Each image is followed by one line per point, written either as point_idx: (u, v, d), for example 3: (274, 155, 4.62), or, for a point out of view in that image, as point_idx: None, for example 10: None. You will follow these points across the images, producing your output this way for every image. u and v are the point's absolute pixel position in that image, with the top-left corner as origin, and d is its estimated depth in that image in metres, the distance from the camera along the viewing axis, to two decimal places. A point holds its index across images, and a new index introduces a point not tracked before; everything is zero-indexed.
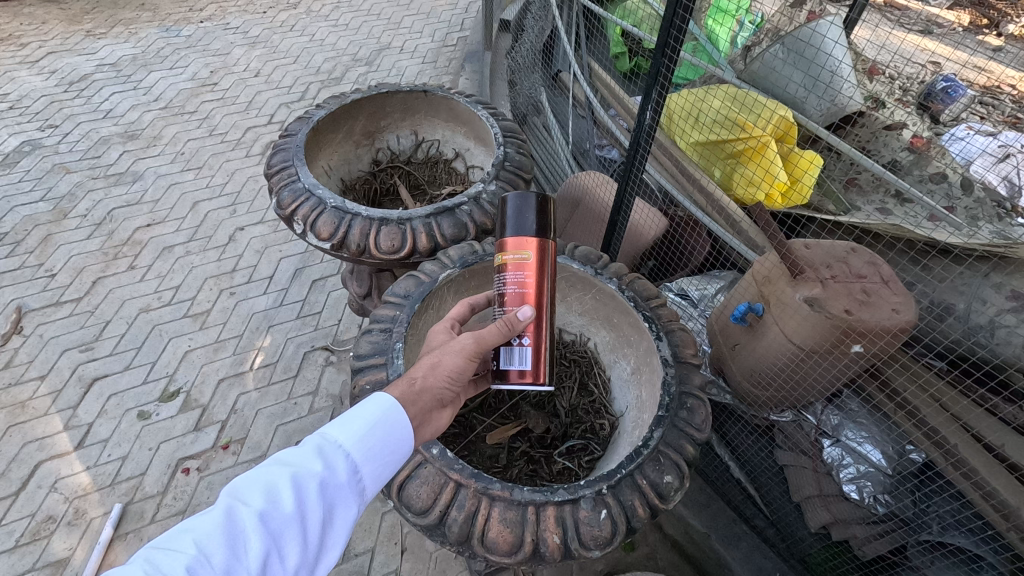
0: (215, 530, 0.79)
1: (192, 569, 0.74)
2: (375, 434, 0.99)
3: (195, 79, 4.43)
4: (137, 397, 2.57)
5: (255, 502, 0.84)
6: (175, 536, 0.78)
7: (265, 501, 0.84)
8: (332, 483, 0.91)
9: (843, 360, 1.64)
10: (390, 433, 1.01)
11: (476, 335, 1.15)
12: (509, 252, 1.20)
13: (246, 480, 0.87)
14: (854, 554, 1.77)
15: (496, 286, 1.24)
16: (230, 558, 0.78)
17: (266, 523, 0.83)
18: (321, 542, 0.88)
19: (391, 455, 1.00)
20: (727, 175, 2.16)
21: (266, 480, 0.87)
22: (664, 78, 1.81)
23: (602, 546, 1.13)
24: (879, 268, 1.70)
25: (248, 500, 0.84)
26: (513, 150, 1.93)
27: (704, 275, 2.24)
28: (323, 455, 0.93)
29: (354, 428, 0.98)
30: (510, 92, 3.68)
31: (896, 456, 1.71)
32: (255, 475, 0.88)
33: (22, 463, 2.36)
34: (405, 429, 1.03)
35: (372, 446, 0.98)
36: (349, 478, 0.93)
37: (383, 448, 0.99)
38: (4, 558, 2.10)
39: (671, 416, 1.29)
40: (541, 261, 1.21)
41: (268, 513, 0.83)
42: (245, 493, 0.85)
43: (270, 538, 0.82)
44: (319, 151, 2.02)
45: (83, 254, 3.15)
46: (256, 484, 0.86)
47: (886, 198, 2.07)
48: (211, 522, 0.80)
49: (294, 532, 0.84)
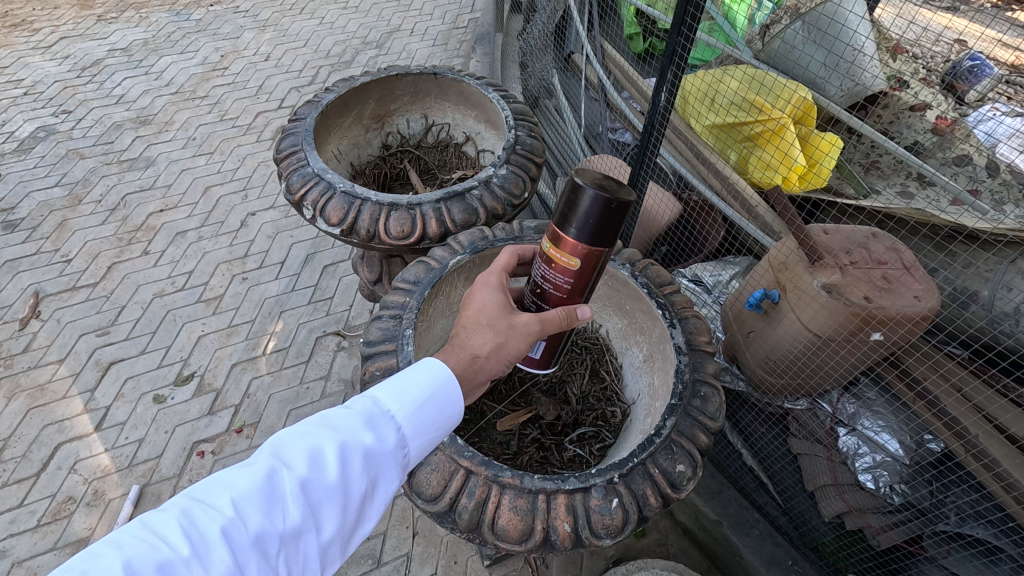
0: (255, 491, 0.80)
1: (228, 531, 0.75)
2: (425, 407, 0.99)
3: (205, 64, 4.41)
4: (153, 380, 2.60)
5: (299, 467, 0.84)
6: (215, 491, 0.79)
7: (308, 469, 0.84)
8: (377, 454, 0.91)
9: (862, 349, 1.61)
10: (438, 408, 1.00)
11: (540, 324, 1.14)
12: (561, 250, 1.10)
13: (291, 440, 0.87)
14: (868, 544, 1.73)
15: (539, 270, 1.17)
16: (266, 522, 0.78)
17: (306, 491, 0.83)
18: (359, 513, 0.89)
19: (435, 429, 1.00)
20: (743, 159, 2.12)
21: (312, 444, 0.87)
22: (680, 59, 1.76)
23: (614, 535, 1.13)
24: (900, 254, 1.65)
25: (291, 463, 0.84)
26: (524, 134, 1.89)
27: (719, 261, 2.21)
28: (370, 425, 0.93)
29: (404, 399, 0.97)
30: (521, 74, 3.62)
31: (914, 447, 1.69)
32: (301, 435, 0.88)
33: (43, 445, 2.41)
34: (455, 407, 1.02)
35: (418, 420, 0.98)
36: (393, 450, 0.93)
37: (429, 423, 0.99)
38: (27, 537, 2.15)
39: (684, 404, 1.27)
40: (587, 268, 1.11)
41: (310, 481, 0.84)
42: (288, 455, 0.85)
43: (309, 505, 0.83)
44: (329, 136, 2.00)
45: (98, 239, 3.18)
46: (301, 446, 0.86)
47: (909, 181, 1.97)
48: (252, 482, 0.81)
49: (332, 501, 0.85)
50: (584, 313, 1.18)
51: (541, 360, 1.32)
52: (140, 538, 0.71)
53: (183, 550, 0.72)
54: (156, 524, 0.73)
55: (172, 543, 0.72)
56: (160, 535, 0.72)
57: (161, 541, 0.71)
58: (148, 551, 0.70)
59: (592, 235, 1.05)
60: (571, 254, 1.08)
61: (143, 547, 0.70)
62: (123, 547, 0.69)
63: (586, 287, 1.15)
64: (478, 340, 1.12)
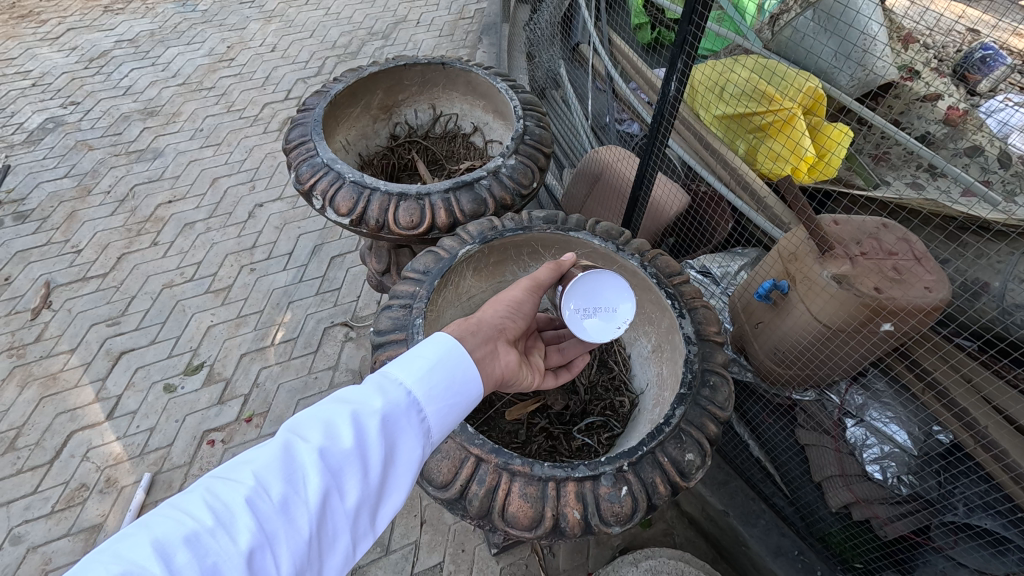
0: (274, 463, 0.81)
1: (251, 501, 0.76)
2: (436, 373, 1.00)
3: (212, 55, 4.41)
4: (163, 370, 2.62)
5: (314, 438, 0.85)
6: (236, 468, 0.81)
7: (324, 438, 0.85)
8: (392, 419, 0.91)
9: (873, 338, 1.60)
10: (450, 374, 1.01)
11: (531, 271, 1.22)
12: None
13: (305, 417, 0.88)
14: (874, 535, 1.74)
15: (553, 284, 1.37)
16: (288, 490, 0.79)
17: (325, 458, 0.84)
18: (383, 479, 0.89)
19: (450, 394, 1.00)
20: (751, 150, 2.10)
21: (325, 417, 0.88)
22: (690, 48, 1.74)
23: (623, 522, 1.14)
24: (911, 244, 1.64)
25: (307, 435, 0.85)
26: (533, 124, 1.89)
27: (727, 252, 2.20)
28: (381, 393, 0.94)
29: (411, 368, 0.99)
30: (528, 65, 3.60)
31: (923, 438, 1.68)
32: (315, 411, 0.89)
33: (56, 433, 2.43)
34: (467, 372, 1.03)
35: (430, 385, 0.98)
36: (408, 415, 0.94)
37: (442, 388, 1.00)
38: (41, 524, 2.19)
39: (693, 394, 1.27)
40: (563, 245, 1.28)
41: (327, 449, 0.85)
42: (304, 429, 0.86)
43: (330, 473, 0.83)
44: (337, 126, 2.00)
45: (107, 230, 3.20)
46: (315, 420, 0.87)
47: (919, 173, 1.93)
48: (271, 455, 0.82)
49: (352, 467, 0.85)
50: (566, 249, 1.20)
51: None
52: (166, 514, 0.73)
53: (208, 521, 0.73)
54: (181, 501, 0.75)
55: (197, 516, 0.73)
56: (184, 510, 0.73)
57: (186, 515, 0.73)
58: (175, 525, 0.72)
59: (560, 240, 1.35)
60: None
61: (169, 523, 0.71)
62: (151, 525, 0.71)
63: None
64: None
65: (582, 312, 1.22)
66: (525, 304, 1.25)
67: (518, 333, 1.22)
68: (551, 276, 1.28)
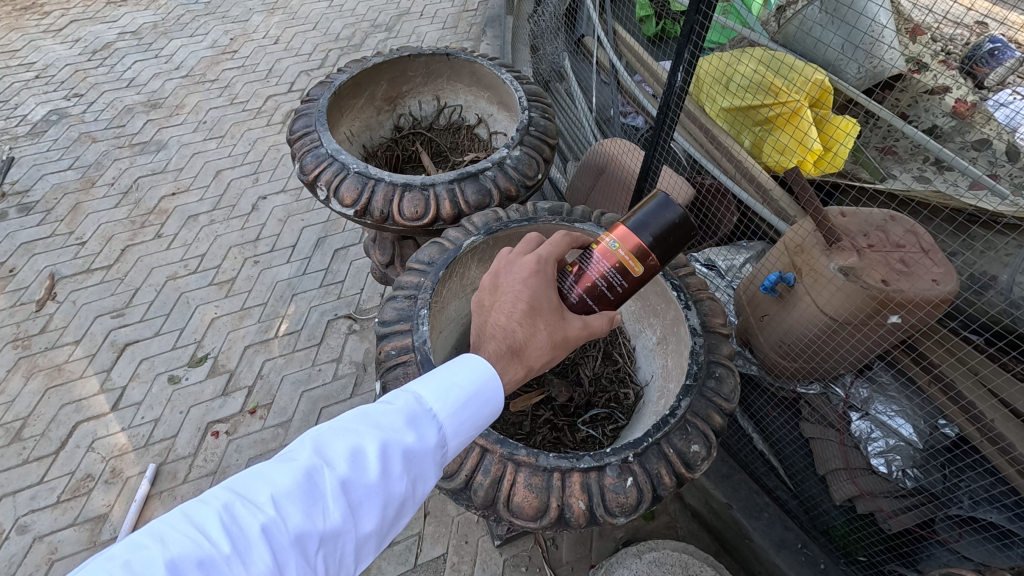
0: (296, 489, 0.81)
1: (268, 529, 0.76)
2: (466, 406, 1.00)
3: (215, 47, 4.39)
4: (167, 361, 2.63)
5: (340, 466, 0.85)
6: (257, 486, 0.80)
7: (349, 467, 0.85)
8: (416, 454, 0.92)
9: (879, 333, 1.59)
10: (480, 407, 1.01)
11: (590, 331, 1.15)
12: (629, 250, 1.12)
13: (333, 437, 0.88)
14: (878, 528, 1.73)
15: (587, 263, 1.16)
16: (307, 521, 0.79)
17: (347, 490, 0.84)
18: (396, 512, 0.90)
19: (473, 427, 1.01)
20: (757, 143, 2.10)
21: (354, 442, 0.88)
22: (697, 37, 1.72)
23: (628, 513, 1.13)
24: (918, 236, 1.63)
25: (333, 462, 0.85)
26: (538, 115, 1.88)
27: (732, 245, 2.19)
28: (412, 424, 0.94)
29: (443, 397, 0.99)
30: (532, 57, 3.58)
31: (928, 431, 1.69)
32: (343, 433, 0.89)
33: (61, 424, 2.44)
34: (494, 406, 1.04)
35: (457, 419, 0.99)
36: (433, 450, 0.95)
37: (467, 421, 1.00)
38: (47, 513, 2.20)
39: (698, 385, 1.27)
40: (644, 277, 1.16)
41: (350, 480, 0.85)
42: (330, 452, 0.86)
43: (349, 505, 0.84)
44: (341, 117, 1.99)
45: (111, 222, 3.20)
46: (343, 444, 0.87)
47: (925, 167, 1.92)
48: (294, 478, 0.82)
49: (372, 500, 0.86)
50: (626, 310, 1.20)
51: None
52: (183, 531, 0.72)
53: (224, 546, 0.73)
54: (198, 517, 0.74)
55: (213, 538, 0.73)
56: (201, 529, 0.73)
57: (202, 535, 0.72)
58: (190, 545, 0.71)
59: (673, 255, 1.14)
60: (643, 263, 1.12)
61: (183, 542, 0.71)
62: (167, 541, 0.71)
63: (631, 290, 1.20)
64: (534, 351, 1.10)
65: None
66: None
67: None
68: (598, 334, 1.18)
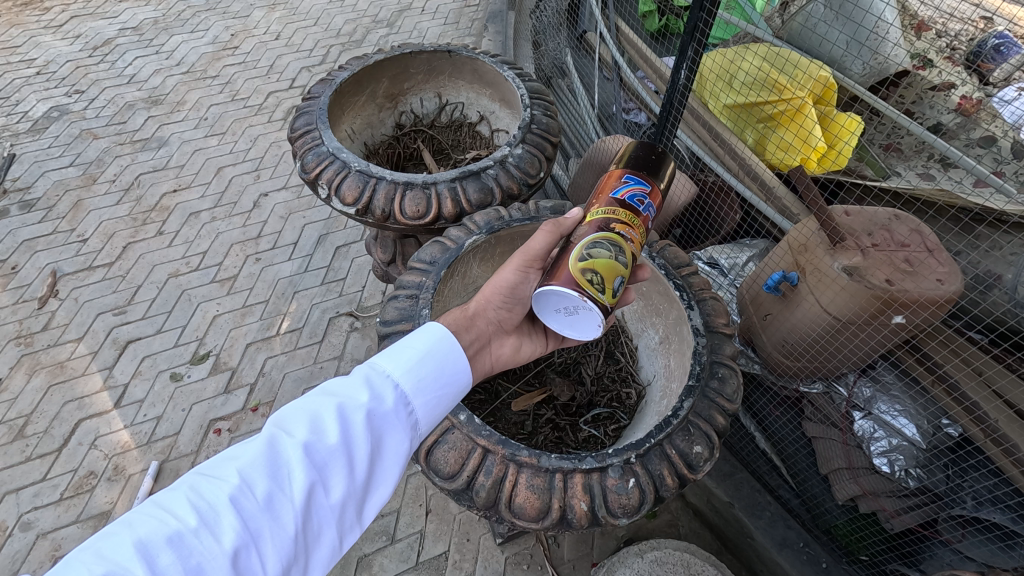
0: (258, 460, 0.82)
1: (235, 499, 0.78)
2: (424, 365, 1.01)
3: (216, 43, 4.38)
4: (169, 359, 2.63)
5: (300, 433, 0.86)
6: (221, 464, 0.82)
7: (309, 433, 0.87)
8: (378, 413, 0.92)
9: (883, 332, 1.59)
10: (440, 364, 1.02)
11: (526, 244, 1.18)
12: None
13: (292, 411, 0.90)
14: (880, 527, 1.73)
15: None
16: (272, 486, 0.81)
17: (310, 454, 0.85)
18: (369, 474, 0.90)
19: (439, 385, 1.01)
20: (761, 140, 2.08)
21: (311, 412, 0.89)
22: (701, 35, 1.71)
23: (630, 514, 1.13)
24: (924, 236, 1.62)
25: (292, 430, 0.86)
26: (540, 113, 1.87)
27: (736, 243, 2.18)
28: (369, 385, 0.95)
29: (399, 359, 1.00)
30: (534, 53, 3.56)
31: (931, 431, 1.68)
32: (301, 405, 0.90)
33: (64, 421, 2.45)
34: (457, 363, 1.04)
35: (419, 377, 0.99)
36: (396, 408, 0.95)
37: (430, 379, 1.00)
38: (50, 510, 2.21)
39: (702, 385, 1.26)
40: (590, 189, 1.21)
41: (312, 444, 0.86)
42: (290, 424, 0.88)
43: (314, 468, 0.84)
44: (342, 114, 1.98)
45: (113, 219, 3.20)
46: (301, 415, 0.89)
47: (930, 163, 1.91)
48: (256, 452, 0.83)
49: (337, 462, 0.86)
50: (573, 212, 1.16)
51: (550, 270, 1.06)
52: (151, 512, 0.75)
53: (191, 520, 0.75)
54: (166, 500, 0.76)
55: (180, 515, 0.75)
56: (168, 510, 0.75)
57: (169, 514, 0.75)
58: (159, 524, 0.73)
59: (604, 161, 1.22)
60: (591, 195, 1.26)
61: (152, 523, 0.73)
62: (135, 525, 0.73)
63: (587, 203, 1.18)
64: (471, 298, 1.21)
65: (565, 311, 1.08)
66: (521, 287, 1.19)
67: (517, 320, 1.22)
68: (541, 241, 1.15)
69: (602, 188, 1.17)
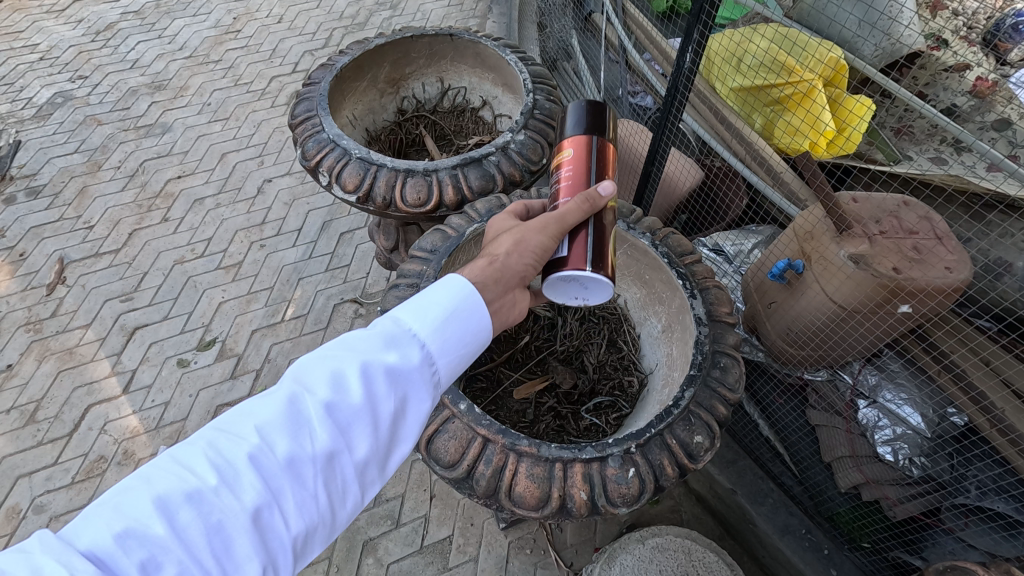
0: (276, 418, 0.81)
1: (255, 457, 0.77)
2: (450, 322, 0.96)
3: (218, 26, 4.35)
4: (176, 345, 2.65)
5: (321, 391, 0.84)
6: (240, 421, 0.80)
7: (332, 391, 0.84)
8: (403, 372, 0.89)
9: (889, 320, 1.56)
10: (467, 323, 0.97)
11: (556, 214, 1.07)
12: (560, 152, 1.16)
13: (313, 365, 0.87)
14: (883, 515, 1.73)
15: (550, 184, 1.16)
16: (294, 445, 0.80)
17: (332, 413, 0.83)
18: (391, 433, 0.88)
19: (464, 343, 0.97)
20: (768, 124, 2.02)
21: (333, 366, 0.86)
22: (707, 16, 1.67)
23: (630, 503, 1.13)
24: (933, 223, 1.58)
25: (312, 388, 0.84)
26: (543, 98, 1.84)
27: (742, 230, 2.15)
28: (393, 342, 0.91)
29: (423, 315, 0.94)
30: (539, 36, 3.50)
31: (937, 420, 1.66)
32: (321, 360, 0.87)
33: (73, 407, 2.48)
34: (479, 322, 0.98)
35: (444, 333, 0.95)
36: (420, 367, 0.91)
37: (454, 336, 0.96)
38: (63, 494, 2.25)
39: (703, 375, 1.25)
40: (586, 151, 1.13)
41: (335, 403, 0.84)
42: (312, 380, 0.85)
43: (336, 428, 0.83)
44: (344, 100, 1.97)
45: (118, 206, 3.21)
46: (322, 370, 0.86)
47: (942, 148, 1.85)
48: (276, 409, 0.81)
49: (361, 421, 0.85)
50: (609, 191, 1.09)
51: (580, 255, 1.06)
52: (171, 469, 0.74)
53: (212, 479, 0.74)
54: (184, 457, 0.75)
55: (200, 473, 0.74)
56: (187, 466, 0.74)
57: (189, 471, 0.74)
58: (178, 481, 0.73)
59: (582, 119, 1.14)
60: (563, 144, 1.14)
61: (171, 479, 0.72)
62: (154, 481, 0.72)
63: (591, 172, 1.13)
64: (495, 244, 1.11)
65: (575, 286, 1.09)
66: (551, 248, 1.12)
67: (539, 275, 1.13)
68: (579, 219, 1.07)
69: (607, 161, 1.15)
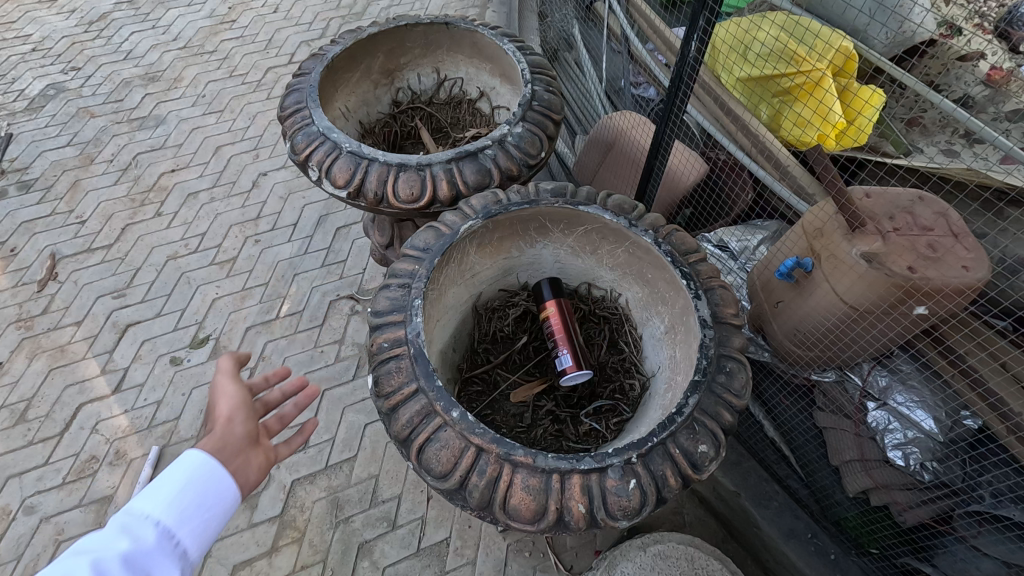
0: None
1: None
2: (194, 489, 1.03)
3: (213, 16, 4.27)
4: (169, 343, 2.61)
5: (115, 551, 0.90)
6: None
7: (126, 542, 0.92)
8: (183, 514, 1.00)
9: (904, 321, 1.50)
10: (216, 494, 1.05)
11: None
12: None
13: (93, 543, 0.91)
14: (893, 521, 1.67)
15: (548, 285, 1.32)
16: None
17: (130, 557, 0.91)
18: (187, 550, 0.99)
19: (213, 506, 1.04)
20: (774, 115, 1.96)
21: (112, 534, 0.93)
22: (713, 3, 1.59)
23: (630, 516, 1.08)
24: (949, 220, 1.52)
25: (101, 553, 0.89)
26: (542, 89, 1.77)
27: (747, 225, 2.09)
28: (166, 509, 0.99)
29: (157, 496, 1.00)
30: (540, 25, 3.42)
31: (950, 424, 1.60)
32: (97, 539, 0.92)
33: (65, 406, 2.44)
34: (222, 490, 1.06)
35: (196, 497, 1.03)
36: (197, 509, 1.01)
37: (193, 507, 1.02)
38: (54, 494, 2.21)
39: (708, 381, 1.19)
40: None
41: (130, 553, 0.91)
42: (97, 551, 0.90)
43: (136, 568, 0.91)
44: (335, 92, 1.90)
45: (111, 200, 3.15)
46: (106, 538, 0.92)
47: (954, 139, 1.76)
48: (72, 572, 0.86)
49: (161, 556, 0.95)
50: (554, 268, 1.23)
51: None
52: None
53: None
54: None
55: None
56: None
57: None
58: None
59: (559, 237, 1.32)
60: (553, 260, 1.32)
61: None
62: None
63: None
64: None
65: None
66: None
67: None
68: None
69: None
